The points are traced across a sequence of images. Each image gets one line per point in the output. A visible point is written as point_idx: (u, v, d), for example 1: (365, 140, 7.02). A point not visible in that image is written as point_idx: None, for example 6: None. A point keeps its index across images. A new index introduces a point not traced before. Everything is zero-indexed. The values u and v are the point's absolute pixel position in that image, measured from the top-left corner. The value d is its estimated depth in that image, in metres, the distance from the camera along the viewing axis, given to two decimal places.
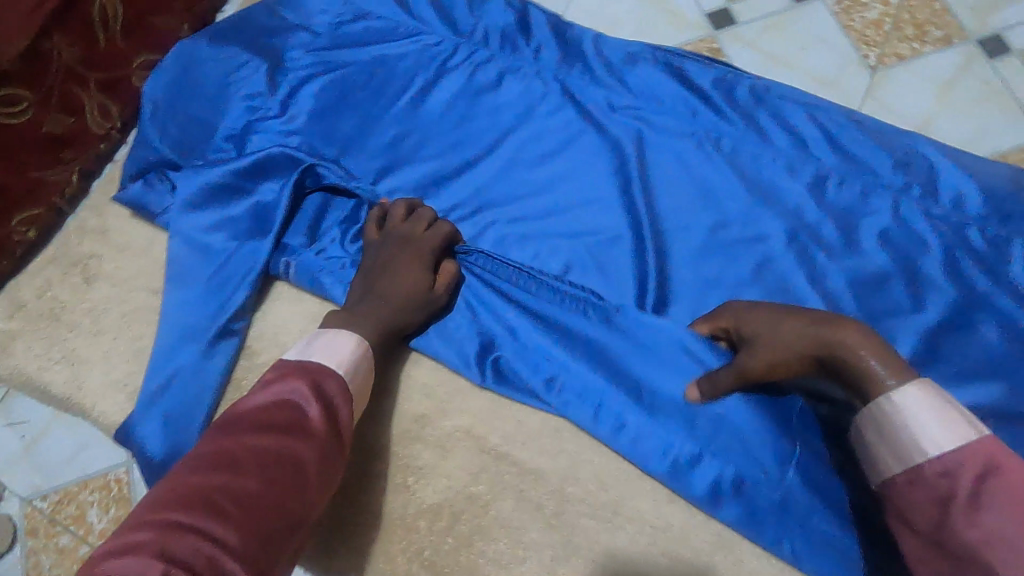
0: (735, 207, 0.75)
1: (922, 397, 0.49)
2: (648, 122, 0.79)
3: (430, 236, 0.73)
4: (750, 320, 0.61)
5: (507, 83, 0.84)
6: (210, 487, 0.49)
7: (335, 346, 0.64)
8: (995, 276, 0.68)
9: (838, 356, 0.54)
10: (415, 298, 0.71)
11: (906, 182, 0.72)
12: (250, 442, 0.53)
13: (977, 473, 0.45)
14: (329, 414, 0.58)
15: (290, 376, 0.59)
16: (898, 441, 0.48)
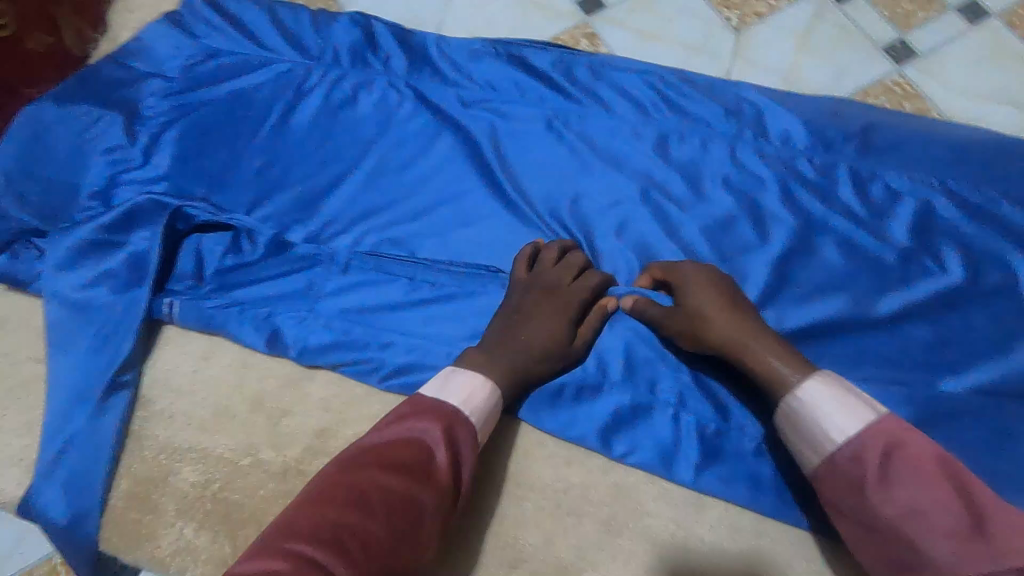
0: (592, 178, 0.79)
1: (826, 389, 0.58)
2: (500, 112, 0.83)
3: (579, 290, 0.70)
4: (692, 291, 0.67)
5: (362, 98, 0.86)
6: (340, 524, 0.51)
7: (470, 391, 0.64)
8: (827, 200, 0.74)
9: (752, 352, 0.62)
10: (555, 351, 0.68)
11: (739, 129, 0.78)
12: (377, 477, 0.55)
13: (882, 451, 0.54)
14: (455, 464, 0.59)
15: (423, 416, 0.61)
16: (811, 430, 0.57)
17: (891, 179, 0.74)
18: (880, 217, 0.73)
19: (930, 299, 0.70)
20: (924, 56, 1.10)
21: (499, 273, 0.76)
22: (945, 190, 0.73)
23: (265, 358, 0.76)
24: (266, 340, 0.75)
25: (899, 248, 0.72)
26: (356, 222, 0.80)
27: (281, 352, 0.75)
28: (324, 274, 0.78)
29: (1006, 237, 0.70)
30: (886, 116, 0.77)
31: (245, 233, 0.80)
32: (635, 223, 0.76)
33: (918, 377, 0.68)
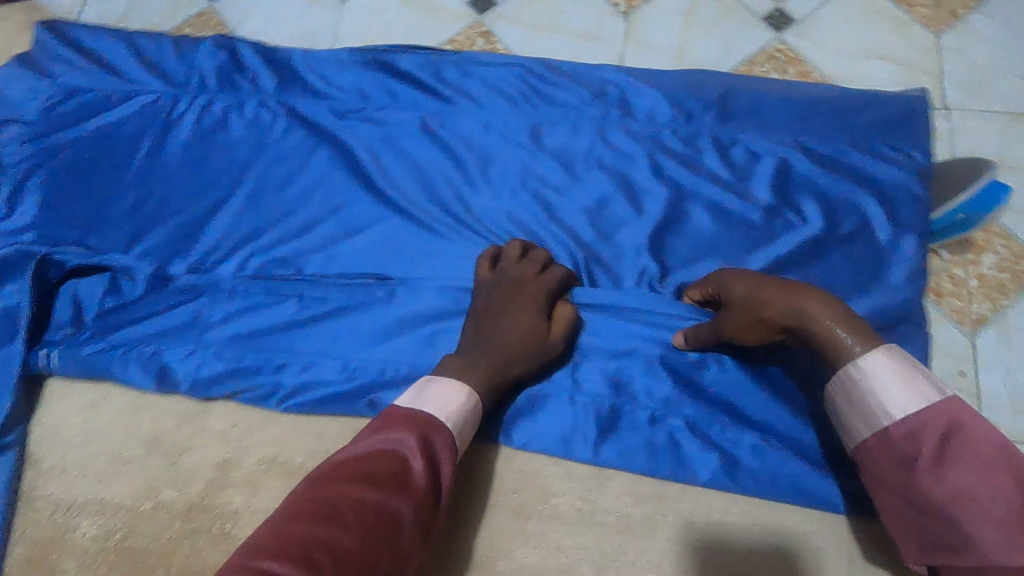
0: (471, 174, 0.80)
1: (888, 364, 0.55)
2: (374, 119, 0.83)
3: (545, 283, 0.70)
4: (735, 278, 0.65)
5: (233, 120, 0.85)
6: (310, 538, 0.48)
7: (444, 398, 0.62)
8: (694, 169, 0.77)
9: (812, 325, 0.59)
10: (530, 349, 0.68)
11: (605, 110, 0.80)
12: (350, 491, 0.52)
13: (939, 433, 0.52)
14: (433, 473, 0.57)
15: (396, 427, 0.59)
16: (869, 404, 0.55)
17: (750, 142, 0.77)
18: (743, 178, 0.77)
19: (795, 249, 0.74)
20: (800, 22, 1.15)
21: (386, 280, 0.76)
22: (800, 146, 0.77)
23: (157, 397, 0.74)
24: (155, 378, 0.73)
25: (763, 206, 0.75)
26: (240, 247, 0.79)
27: (171, 389, 0.73)
28: (209, 303, 0.76)
29: (857, 184, 0.75)
30: (741, 82, 0.81)
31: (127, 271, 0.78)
32: (517, 213, 0.78)
33: None
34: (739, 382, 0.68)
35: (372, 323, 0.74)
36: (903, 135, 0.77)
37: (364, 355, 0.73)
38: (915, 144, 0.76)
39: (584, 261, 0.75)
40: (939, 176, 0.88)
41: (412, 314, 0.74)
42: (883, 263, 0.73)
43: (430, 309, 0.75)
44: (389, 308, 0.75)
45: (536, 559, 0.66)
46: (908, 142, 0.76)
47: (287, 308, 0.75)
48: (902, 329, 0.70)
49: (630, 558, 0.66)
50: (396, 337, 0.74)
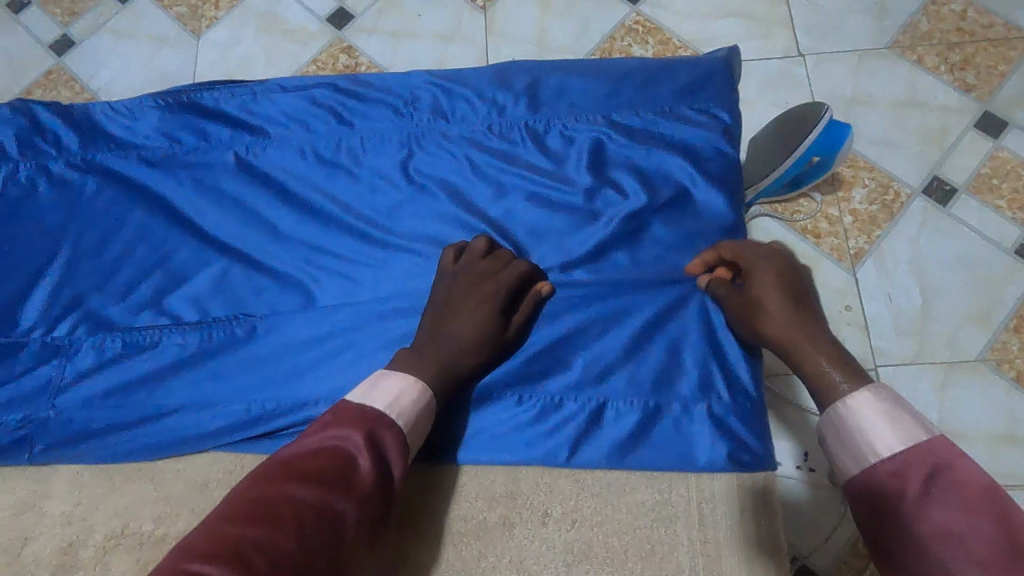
0: (293, 202, 0.78)
1: (875, 401, 0.53)
2: (187, 162, 0.80)
3: (505, 278, 0.69)
4: (764, 269, 0.66)
5: (40, 186, 0.81)
6: (244, 538, 0.46)
7: (397, 394, 0.60)
8: (512, 161, 0.77)
9: (805, 353, 0.60)
10: (481, 345, 0.66)
11: (419, 117, 0.79)
12: (290, 489, 0.51)
13: (925, 473, 0.48)
14: (381, 471, 0.55)
15: (345, 423, 0.57)
16: (850, 437, 0.53)
17: (564, 126, 0.78)
18: (561, 163, 0.77)
19: (620, 225, 0.73)
20: None
21: (248, 316, 0.74)
22: (610, 123, 0.78)
23: (10, 472, 0.71)
24: (12, 447, 0.70)
25: (583, 187, 0.75)
26: (66, 314, 0.75)
27: (30, 456, 0.70)
28: (61, 368, 0.73)
29: (669, 150, 0.76)
30: (549, 69, 0.81)
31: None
32: (341, 236, 0.76)
33: (623, 301, 0.71)
34: (576, 367, 0.69)
35: (234, 363, 0.72)
36: (707, 97, 0.79)
37: (226, 396, 0.71)
38: (718, 106, 0.78)
39: (414, 271, 0.74)
40: (801, 121, 0.96)
41: (274, 347, 0.73)
42: (706, 224, 0.74)
43: (293, 340, 0.73)
44: (251, 344, 0.73)
45: None
46: (711, 105, 0.78)
47: (147, 360, 0.73)
48: None
49: (490, 562, 0.64)
50: (260, 373, 0.72)
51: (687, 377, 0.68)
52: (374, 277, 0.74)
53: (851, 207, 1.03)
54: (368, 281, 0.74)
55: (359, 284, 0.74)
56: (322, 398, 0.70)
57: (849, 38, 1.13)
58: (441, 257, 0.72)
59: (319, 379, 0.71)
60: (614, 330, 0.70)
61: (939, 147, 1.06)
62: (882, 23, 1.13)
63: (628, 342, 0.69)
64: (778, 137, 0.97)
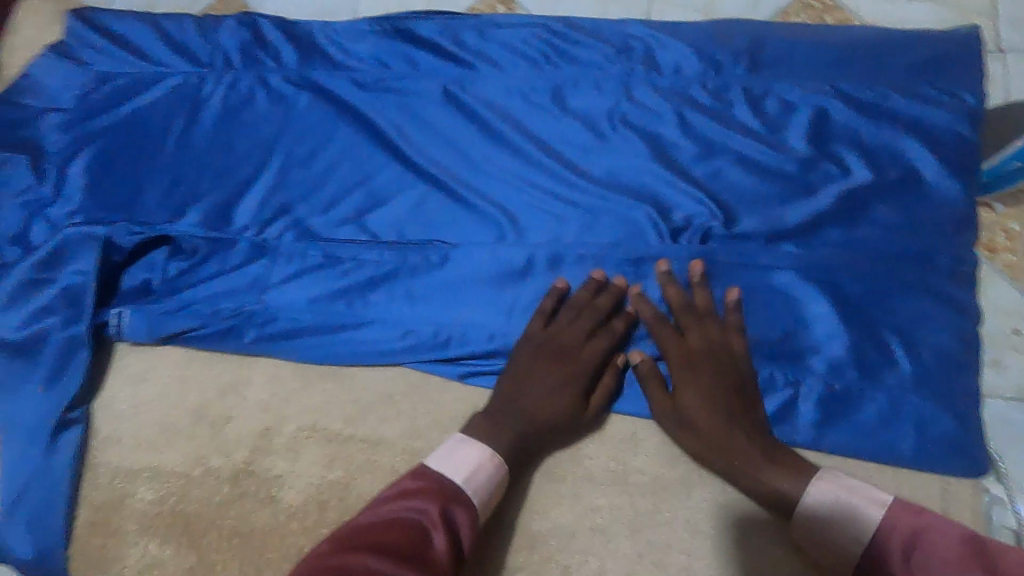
0: (494, 138, 0.78)
1: (830, 492, 0.58)
2: (394, 88, 0.82)
3: (593, 357, 0.68)
4: (693, 379, 0.65)
5: (258, 95, 0.85)
6: None
7: (476, 465, 0.62)
8: (723, 121, 0.74)
9: (749, 458, 0.62)
10: (556, 426, 0.66)
11: (630, 66, 0.78)
12: (374, 562, 0.50)
13: (902, 549, 0.53)
14: (454, 544, 0.56)
15: (423, 495, 0.58)
16: (823, 533, 0.58)
17: (782, 91, 0.74)
18: (776, 129, 0.73)
19: (835, 203, 0.70)
20: None
21: (442, 244, 0.76)
22: (838, 93, 0.73)
23: (216, 355, 0.77)
24: (220, 334, 0.76)
25: (799, 156, 0.72)
26: (274, 219, 0.80)
27: (236, 344, 0.76)
28: (269, 268, 0.78)
29: (897, 129, 0.71)
30: (773, 29, 0.77)
31: (178, 241, 0.80)
32: (541, 176, 0.76)
33: (832, 279, 0.68)
34: (776, 343, 0.67)
35: (426, 286, 0.74)
36: (945, 75, 0.73)
37: (417, 316, 0.74)
38: (961, 88, 0.72)
39: (610, 220, 0.73)
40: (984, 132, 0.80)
41: (466, 276, 0.74)
42: (935, 211, 0.69)
43: (485, 272, 0.74)
44: (443, 270, 0.75)
45: (570, 520, 0.66)
46: (953, 86, 0.72)
47: (345, 272, 0.76)
48: (951, 281, 0.67)
49: (664, 517, 0.65)
50: (451, 298, 0.74)
51: (895, 368, 0.65)
52: (570, 220, 0.74)
53: None
54: (563, 224, 0.74)
55: (555, 226, 0.74)
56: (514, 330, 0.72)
57: None
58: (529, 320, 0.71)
59: (508, 313, 0.72)
60: (821, 308, 0.67)
61: None
62: None
63: (833, 325, 0.67)
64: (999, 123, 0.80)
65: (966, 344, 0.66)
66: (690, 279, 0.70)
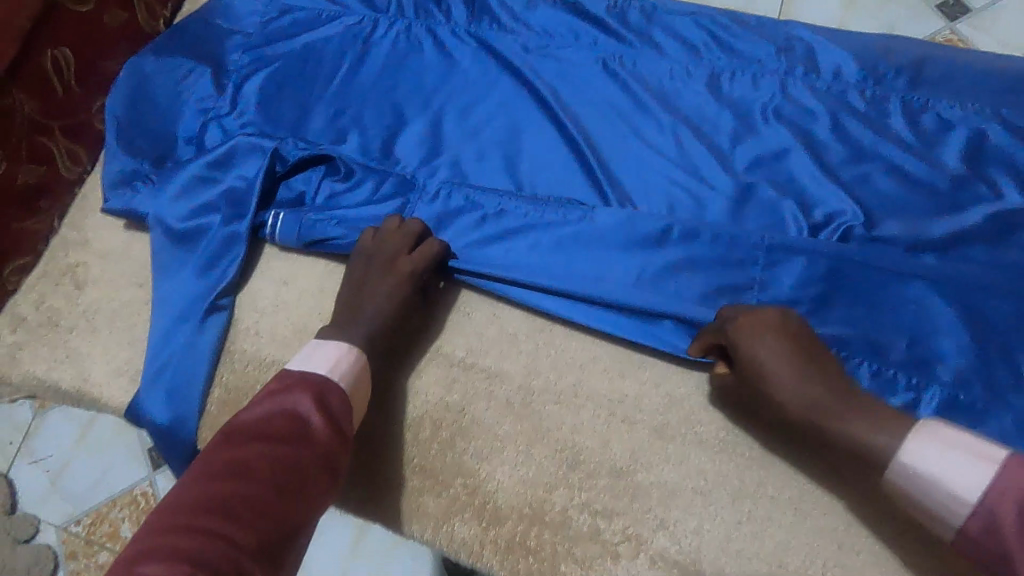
0: (647, 113, 0.82)
1: (928, 452, 0.55)
2: (556, 55, 0.87)
3: (417, 259, 0.75)
4: (758, 343, 0.64)
5: (427, 44, 0.92)
6: (222, 494, 0.53)
7: (335, 360, 0.67)
8: (876, 129, 0.77)
9: (830, 416, 0.61)
10: (398, 316, 0.74)
11: (789, 66, 0.81)
12: (261, 450, 0.57)
13: (1018, 514, 0.50)
14: (330, 423, 0.62)
15: (292, 389, 0.63)
16: (924, 499, 0.55)
17: (941, 109, 0.76)
18: (930, 144, 0.75)
19: (983, 221, 0.71)
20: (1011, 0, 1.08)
21: (581, 204, 0.79)
22: (1000, 118, 0.75)
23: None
24: None
25: (951, 173, 0.73)
26: (427, 157, 0.86)
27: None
28: (416, 201, 0.83)
29: None
30: (938, 50, 0.79)
31: (336, 161, 0.87)
32: (688, 156, 0.80)
33: (971, 294, 0.69)
34: (904, 345, 0.69)
35: (561, 240, 0.78)
36: None
37: (550, 266, 0.78)
38: None
39: (750, 207, 0.76)
40: None
41: (602, 235, 0.78)
42: None
43: (621, 234, 0.77)
44: (579, 228, 0.78)
45: (674, 478, 0.69)
46: None
47: (487, 215, 0.81)
48: None
49: (768, 492, 0.67)
50: (585, 254, 0.77)
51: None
52: (710, 201, 0.77)
53: None
54: (702, 203, 0.78)
55: (696, 203, 0.78)
56: (643, 291, 0.75)
57: None
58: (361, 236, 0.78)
59: (638, 277, 0.76)
60: (953, 320, 0.69)
61: None
62: None
63: (965, 337, 0.68)
64: None
65: None
66: (823, 273, 0.73)
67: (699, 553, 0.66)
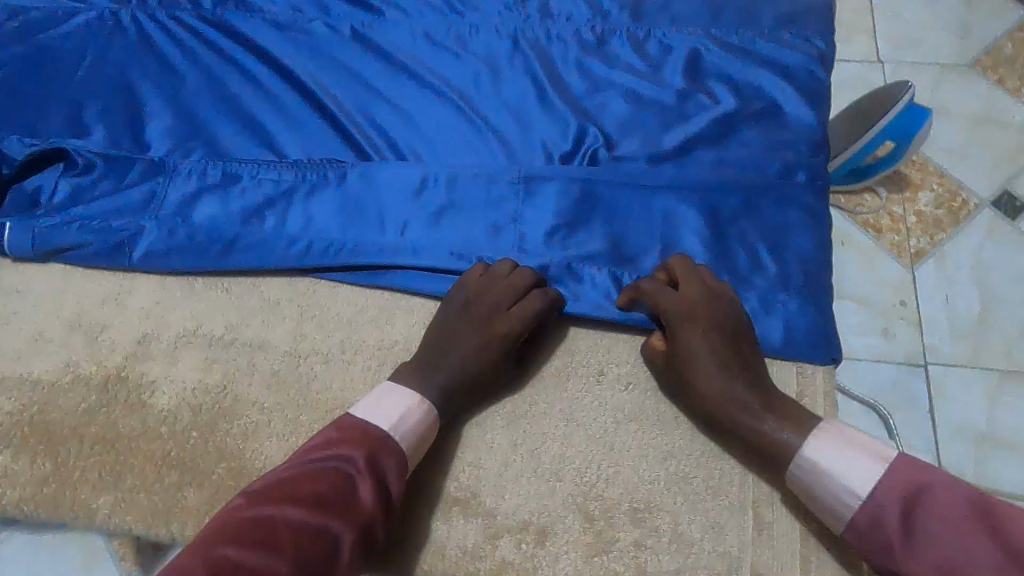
0: (398, 72, 0.82)
1: (832, 447, 0.55)
2: (306, 28, 0.86)
3: (515, 318, 0.65)
4: (690, 329, 0.62)
5: (168, 29, 0.87)
6: (240, 563, 0.46)
7: (401, 415, 0.60)
8: (609, 61, 0.81)
9: (747, 411, 0.59)
10: (484, 376, 0.64)
11: (526, 13, 0.84)
12: (289, 514, 0.50)
13: (900, 513, 0.51)
14: (382, 493, 0.55)
15: (347, 442, 0.57)
16: (820, 494, 0.55)
17: (663, 35, 0.82)
18: (657, 68, 0.80)
19: (707, 126, 0.76)
20: None
21: (340, 163, 0.76)
22: (711, 37, 0.81)
23: (104, 272, 0.74)
24: (108, 251, 0.73)
25: (675, 89, 0.78)
26: (176, 140, 0.80)
27: (126, 260, 0.73)
28: (166, 184, 0.76)
29: (760, 66, 0.79)
30: None
31: (73, 155, 0.77)
32: (442, 104, 0.79)
33: (704, 191, 0.72)
34: (653, 248, 0.71)
35: (322, 204, 0.74)
36: (808, 24, 0.81)
37: (314, 231, 0.73)
38: (815, 34, 0.81)
39: (503, 144, 0.77)
40: (861, 107, 1.15)
41: (367, 193, 0.74)
42: (797, 135, 0.75)
43: (388, 188, 0.74)
44: (341, 188, 0.75)
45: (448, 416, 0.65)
46: (811, 33, 0.80)
47: (243, 190, 0.76)
48: (810, 194, 0.72)
49: (541, 409, 0.65)
50: (349, 214, 0.73)
51: (762, 269, 0.69)
52: (469, 145, 0.77)
53: (916, 208, 1.25)
54: (463, 148, 0.77)
55: (453, 148, 0.77)
56: (409, 241, 0.72)
57: (931, 53, 1.38)
58: (467, 270, 0.69)
59: (403, 229, 0.72)
60: (694, 217, 0.71)
61: (1012, 165, 1.27)
62: (967, 43, 1.38)
63: (706, 232, 0.71)
64: (850, 125, 1.16)
65: (822, 248, 0.71)
66: (578, 196, 0.73)
67: (476, 484, 0.62)
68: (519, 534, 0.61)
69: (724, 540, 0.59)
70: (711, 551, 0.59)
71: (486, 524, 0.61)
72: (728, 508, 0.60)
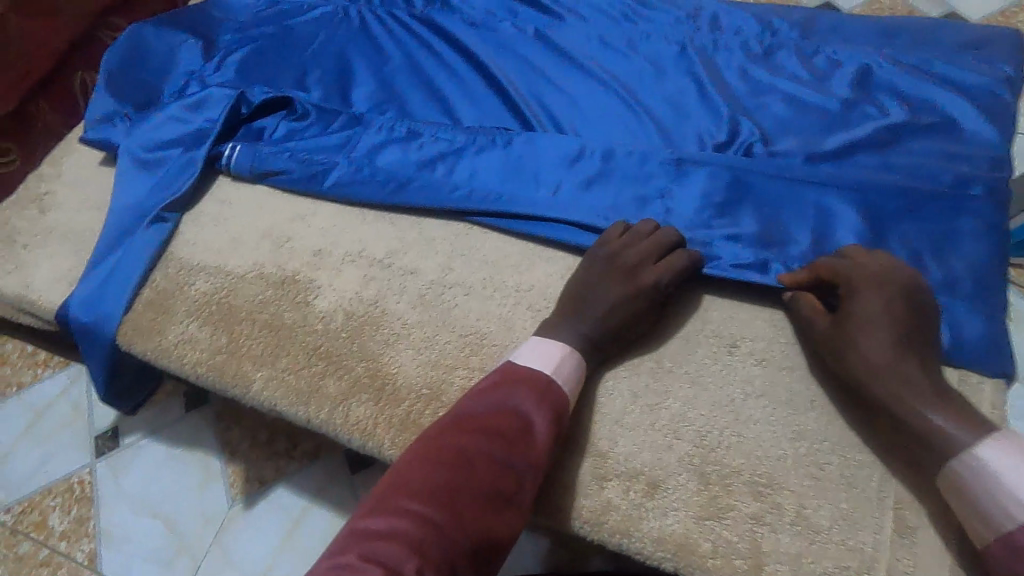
0: (572, 64, 0.90)
1: (1012, 454, 0.49)
2: (496, 25, 0.98)
3: (662, 277, 0.66)
4: (876, 295, 0.58)
5: (382, 18, 1.02)
6: (448, 485, 0.51)
7: (558, 360, 0.62)
8: (775, 70, 0.84)
9: (912, 390, 0.55)
10: (620, 329, 0.65)
11: (696, 26, 0.90)
12: (477, 445, 0.54)
13: None
14: (554, 430, 0.58)
15: (516, 384, 0.59)
16: (978, 496, 0.50)
17: (832, 51, 0.84)
18: (823, 79, 0.82)
19: (873, 133, 0.75)
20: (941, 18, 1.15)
21: (508, 131, 0.85)
22: (884, 56, 0.82)
23: (299, 196, 0.88)
24: (305, 177, 0.86)
25: (841, 98, 0.79)
26: (375, 102, 0.94)
27: (317, 187, 0.86)
28: (362, 132, 0.90)
29: (935, 86, 0.78)
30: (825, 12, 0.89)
31: (296, 103, 0.94)
32: (608, 92, 0.86)
33: (866, 192, 0.71)
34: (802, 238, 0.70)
35: (485, 162, 0.83)
36: (989, 56, 0.81)
37: (476, 183, 0.81)
38: (1000, 60, 0.80)
39: (661, 130, 0.82)
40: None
41: (527, 156, 0.82)
42: (972, 151, 0.73)
43: (546, 153, 0.81)
44: (505, 151, 0.83)
45: None
46: (995, 60, 0.80)
47: (421, 144, 0.87)
48: (985, 207, 0.69)
49: (666, 367, 0.65)
50: (509, 171, 0.81)
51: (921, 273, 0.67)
52: (628, 128, 0.83)
53: None
54: (621, 129, 0.83)
55: (610, 129, 0.83)
56: (558, 199, 0.78)
57: None
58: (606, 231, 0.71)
59: (556, 189, 0.79)
60: (851, 215, 0.70)
61: None
62: None
63: (862, 229, 0.70)
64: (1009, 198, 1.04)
65: (990, 264, 0.67)
66: (730, 181, 0.74)
67: (592, 423, 0.63)
68: (629, 481, 0.60)
69: (856, 535, 0.55)
70: (838, 543, 0.55)
71: (597, 463, 0.61)
72: (864, 501, 0.56)
